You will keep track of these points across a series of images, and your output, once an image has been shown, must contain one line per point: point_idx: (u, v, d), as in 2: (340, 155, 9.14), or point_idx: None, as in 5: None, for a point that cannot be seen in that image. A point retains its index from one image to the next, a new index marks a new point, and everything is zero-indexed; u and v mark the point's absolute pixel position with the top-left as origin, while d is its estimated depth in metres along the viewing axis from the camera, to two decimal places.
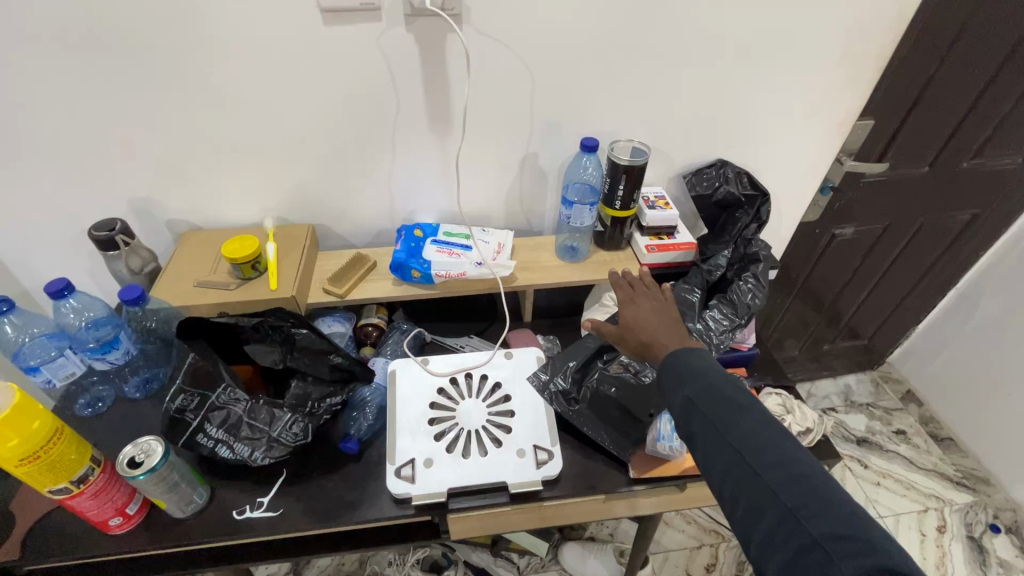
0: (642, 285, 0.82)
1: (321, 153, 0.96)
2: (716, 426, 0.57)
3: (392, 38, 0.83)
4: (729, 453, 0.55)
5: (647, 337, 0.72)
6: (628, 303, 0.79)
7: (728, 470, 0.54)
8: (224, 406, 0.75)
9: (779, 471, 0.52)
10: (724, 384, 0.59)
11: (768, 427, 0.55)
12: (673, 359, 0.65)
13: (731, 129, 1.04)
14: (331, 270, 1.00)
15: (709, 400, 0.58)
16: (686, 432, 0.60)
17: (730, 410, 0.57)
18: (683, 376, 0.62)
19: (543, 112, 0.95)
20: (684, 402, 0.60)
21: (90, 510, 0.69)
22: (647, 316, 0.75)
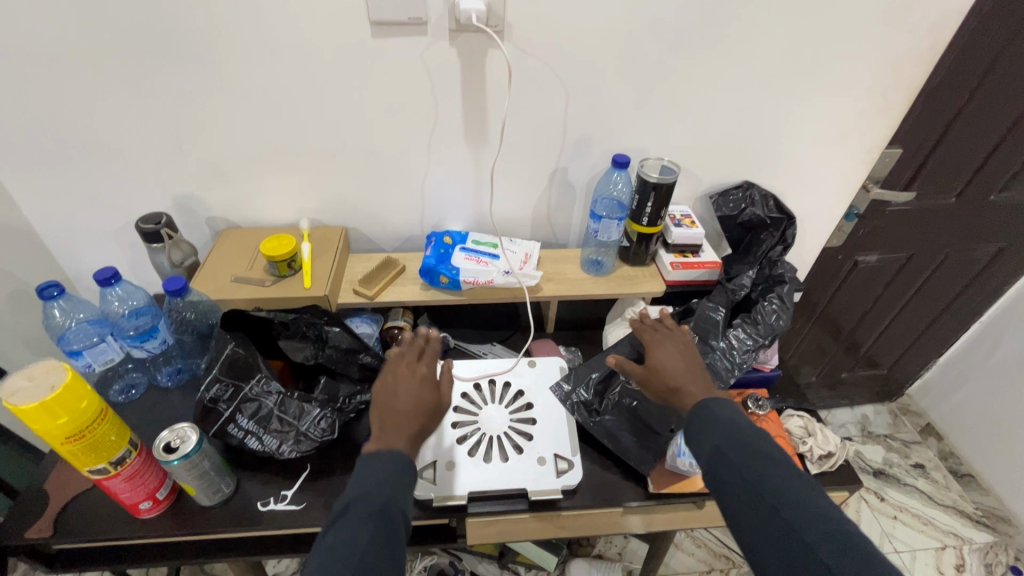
0: (664, 329, 0.84)
1: (359, 159, 0.99)
2: (749, 477, 0.57)
3: (436, 52, 0.86)
4: (763, 505, 0.55)
5: (674, 382, 0.73)
6: (655, 346, 0.80)
7: (759, 523, 0.55)
8: (257, 398, 0.77)
9: (814, 527, 0.52)
10: (756, 438, 0.60)
11: (800, 482, 0.56)
12: (703, 408, 0.66)
13: (759, 152, 1.06)
14: (360, 273, 1.02)
15: (740, 451, 0.60)
16: (714, 482, 0.60)
17: (762, 463, 0.58)
18: (711, 425, 0.64)
19: (576, 128, 0.98)
20: (714, 452, 0.61)
21: (123, 492, 0.71)
22: (676, 362, 0.76)
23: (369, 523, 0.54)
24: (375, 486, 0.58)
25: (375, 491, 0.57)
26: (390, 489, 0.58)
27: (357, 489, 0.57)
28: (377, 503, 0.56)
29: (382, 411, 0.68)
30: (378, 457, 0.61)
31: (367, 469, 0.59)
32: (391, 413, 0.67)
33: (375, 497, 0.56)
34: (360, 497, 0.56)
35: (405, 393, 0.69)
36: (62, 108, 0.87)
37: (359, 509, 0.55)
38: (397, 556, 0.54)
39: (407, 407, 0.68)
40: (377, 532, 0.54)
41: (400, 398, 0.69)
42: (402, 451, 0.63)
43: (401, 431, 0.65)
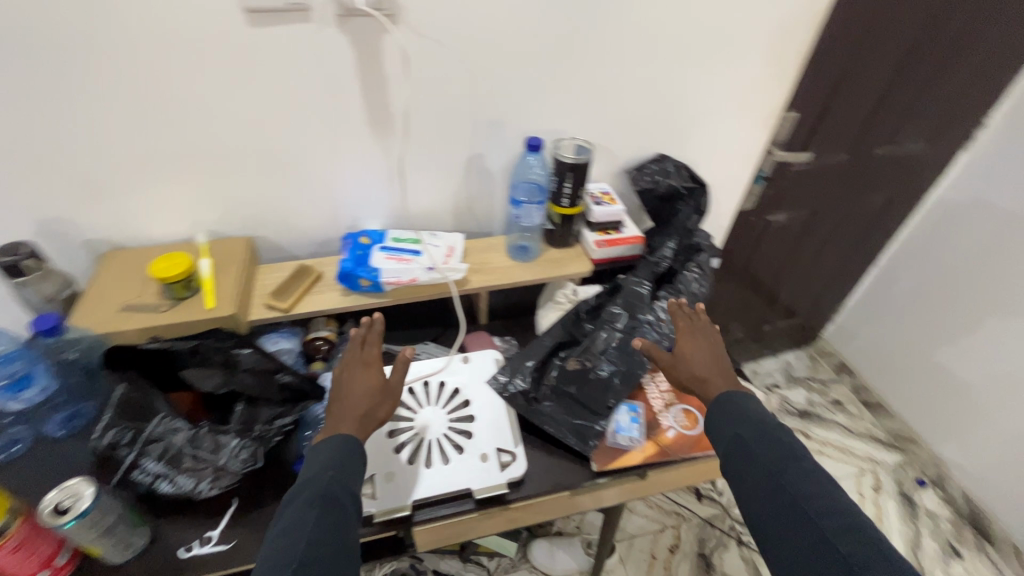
0: (698, 317, 0.86)
1: (257, 162, 0.91)
2: (768, 469, 0.61)
3: (325, 40, 0.79)
4: (782, 495, 0.59)
5: (703, 372, 0.77)
6: (687, 335, 0.83)
7: (775, 508, 0.58)
8: (162, 437, 0.70)
9: (832, 518, 0.55)
10: (780, 434, 0.65)
11: (819, 476, 0.59)
12: (730, 399, 0.71)
13: (668, 124, 1.07)
14: (272, 284, 0.95)
15: (761, 443, 0.64)
16: (734, 469, 0.65)
17: (784, 455, 0.62)
18: (733, 416, 0.69)
19: (487, 113, 0.95)
20: (734, 441, 0.66)
21: (10, 568, 0.62)
22: (705, 355, 0.80)
23: (315, 508, 0.56)
24: (318, 474, 0.60)
25: (316, 481, 0.59)
26: (331, 476, 0.60)
27: (299, 483, 0.59)
28: (321, 490, 0.58)
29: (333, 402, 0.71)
30: (320, 444, 0.65)
31: (314, 458, 0.63)
32: (338, 400, 0.71)
33: (316, 485, 0.59)
34: (300, 490, 0.58)
35: (351, 383, 0.72)
36: None
37: (301, 499, 0.57)
38: (350, 532, 0.56)
39: (355, 395, 0.71)
40: (323, 513, 0.56)
41: (349, 385, 0.73)
42: (344, 433, 0.67)
43: (346, 415, 0.69)
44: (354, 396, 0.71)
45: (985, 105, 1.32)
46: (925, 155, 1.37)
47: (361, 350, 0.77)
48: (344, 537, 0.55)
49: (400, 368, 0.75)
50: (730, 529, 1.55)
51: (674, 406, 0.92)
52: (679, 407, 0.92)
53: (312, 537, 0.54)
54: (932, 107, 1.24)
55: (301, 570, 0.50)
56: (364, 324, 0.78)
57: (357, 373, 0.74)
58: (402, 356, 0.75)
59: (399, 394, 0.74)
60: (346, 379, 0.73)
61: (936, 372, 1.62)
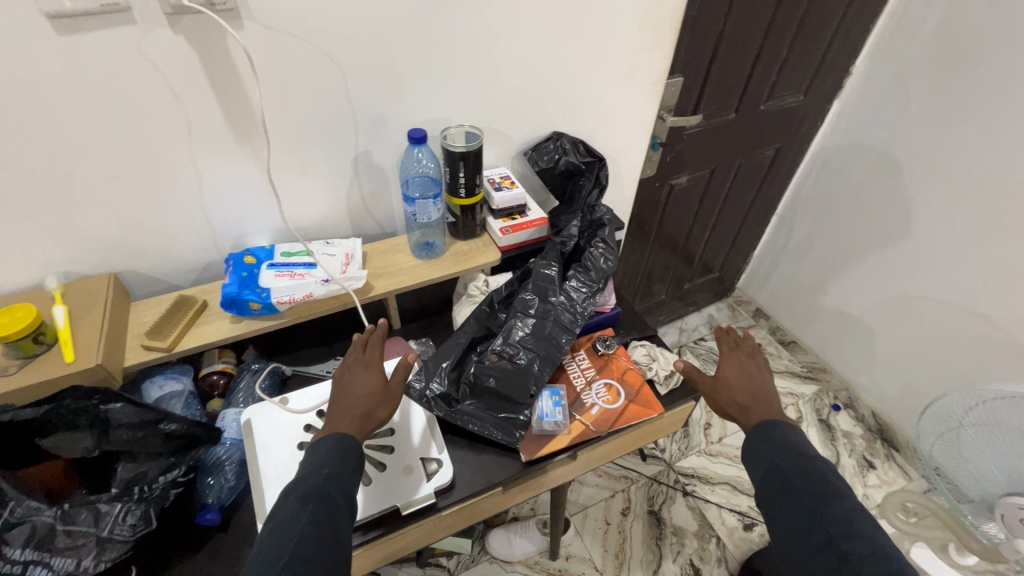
0: (746, 345, 0.89)
1: (105, 189, 0.80)
2: (809, 506, 0.65)
3: (156, 44, 0.70)
4: (821, 532, 0.62)
5: (743, 400, 0.82)
6: (729, 361, 0.88)
7: (810, 538, 0.62)
8: (25, 520, 0.61)
9: (871, 562, 0.57)
10: (821, 469, 0.68)
11: (862, 518, 0.62)
12: (772, 427, 0.76)
13: (558, 101, 1.06)
14: (149, 322, 0.85)
15: (802, 479, 0.68)
16: (773, 497, 0.69)
17: (827, 492, 0.65)
18: (775, 446, 0.74)
19: (365, 107, 0.89)
20: (774, 471, 0.71)
21: None
22: (746, 382, 0.84)
23: (307, 505, 0.57)
24: (311, 473, 0.61)
25: (312, 479, 0.60)
26: (326, 474, 0.62)
27: (297, 480, 0.61)
28: (312, 488, 0.59)
29: (334, 401, 0.72)
30: (319, 441, 0.66)
31: (315, 452, 0.64)
32: (337, 401, 0.72)
33: (311, 484, 0.60)
34: (294, 487, 0.59)
35: (352, 385, 0.73)
36: None
37: (297, 496, 0.58)
38: (339, 532, 0.57)
39: (356, 396, 0.72)
40: (317, 514, 0.57)
41: (350, 386, 0.73)
42: (341, 433, 0.67)
43: (345, 414, 0.70)
44: (356, 396, 0.72)
45: (848, 55, 1.42)
46: (803, 106, 1.46)
47: (363, 353, 0.77)
48: (335, 537, 0.56)
49: (403, 371, 0.75)
50: (675, 483, 1.62)
51: (596, 383, 0.93)
52: (601, 383, 0.93)
53: (304, 535, 0.54)
54: (802, 60, 1.31)
55: (290, 567, 0.51)
56: (368, 328, 0.78)
57: (359, 375, 0.74)
58: (406, 358, 0.77)
59: (399, 395, 0.75)
60: (348, 380, 0.73)
61: (837, 305, 1.75)
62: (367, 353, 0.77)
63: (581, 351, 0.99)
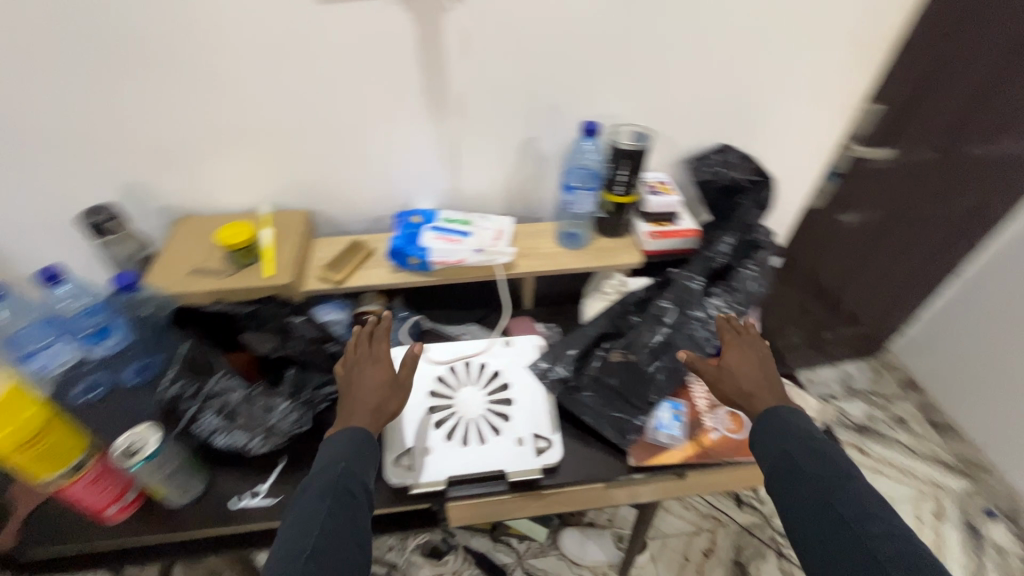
0: (746, 330, 0.84)
1: (318, 137, 0.94)
2: (820, 489, 0.60)
3: (386, 17, 0.80)
4: (832, 514, 0.57)
5: (749, 386, 0.76)
6: (734, 346, 0.82)
7: (821, 519, 0.57)
8: (221, 394, 0.76)
9: (886, 545, 0.53)
10: (830, 453, 0.63)
11: (874, 499, 0.57)
12: (780, 414, 0.70)
13: (735, 113, 1.02)
14: (327, 257, 0.98)
15: (810, 461, 0.63)
16: (780, 480, 0.63)
17: (836, 474, 0.60)
18: (783, 430, 0.68)
19: (545, 95, 0.93)
20: (782, 455, 0.65)
21: (87, 497, 0.69)
22: (753, 368, 0.79)
23: (326, 498, 0.58)
24: (329, 464, 0.62)
25: (330, 471, 0.61)
26: (342, 466, 0.62)
27: (314, 473, 0.62)
28: (333, 480, 0.60)
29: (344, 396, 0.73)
30: (333, 437, 0.67)
31: (331, 449, 0.65)
32: (348, 395, 0.73)
33: (329, 476, 0.61)
34: (312, 481, 0.60)
35: (362, 378, 0.74)
36: None
37: (316, 488, 0.59)
38: (360, 523, 0.58)
39: (364, 391, 0.73)
40: (336, 508, 0.58)
41: (358, 381, 0.74)
42: (357, 426, 0.69)
43: (358, 410, 0.71)
44: (366, 388, 0.74)
45: None
46: None
47: (368, 346, 0.78)
48: (354, 530, 0.57)
49: (411, 364, 0.77)
50: (769, 540, 1.49)
51: (720, 408, 0.89)
52: (725, 410, 0.89)
53: (325, 527, 0.56)
54: None
55: (313, 560, 0.52)
56: (372, 319, 0.80)
57: (368, 368, 0.76)
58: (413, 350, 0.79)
59: (407, 387, 0.77)
60: (357, 374, 0.75)
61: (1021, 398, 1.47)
62: (375, 344, 0.79)
63: None
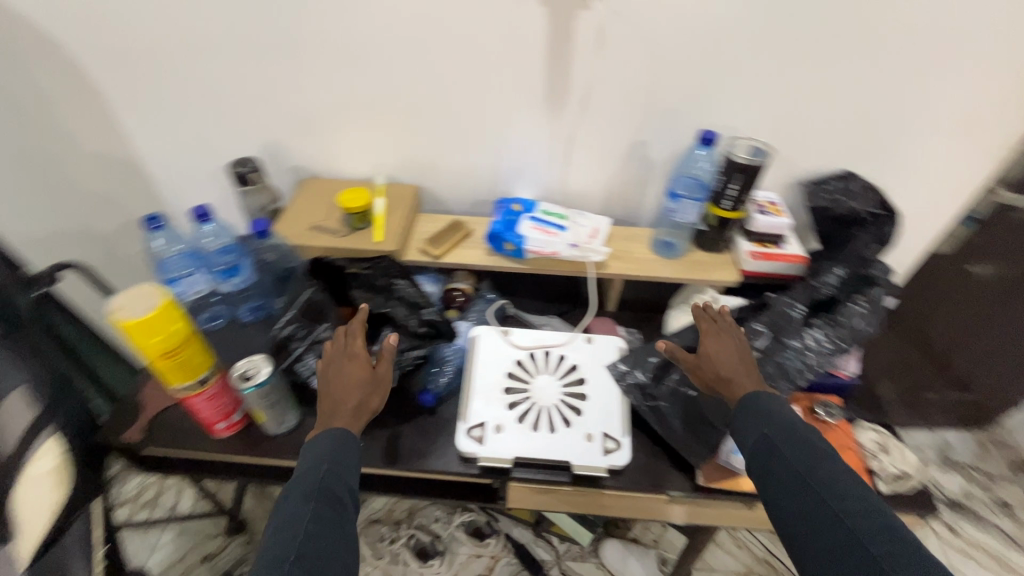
0: (722, 316, 0.80)
1: (439, 119, 0.99)
2: (799, 469, 0.57)
3: (524, 11, 0.83)
4: (811, 492, 0.55)
5: (727, 372, 0.73)
6: (712, 334, 0.78)
7: (801, 500, 0.55)
8: (326, 340, 0.83)
9: (865, 519, 0.51)
10: (807, 432, 0.60)
11: (851, 477, 0.55)
12: (756, 401, 0.66)
13: (865, 140, 0.96)
14: (428, 232, 1.04)
15: (788, 441, 0.60)
16: (761, 466, 0.61)
17: (813, 453, 0.58)
18: (759, 415, 0.65)
19: (664, 100, 0.93)
20: (761, 440, 0.62)
21: (203, 410, 0.78)
22: (731, 354, 0.75)
23: (309, 502, 0.56)
24: (311, 469, 0.61)
25: (312, 476, 0.60)
26: (326, 469, 0.61)
27: (295, 480, 0.60)
28: (314, 485, 0.59)
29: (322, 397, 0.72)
30: (312, 441, 0.66)
31: (312, 451, 0.64)
32: (326, 393, 0.72)
33: (311, 480, 0.59)
34: (294, 486, 0.58)
35: (337, 378, 0.73)
36: (171, 53, 0.92)
37: (298, 494, 0.57)
38: (346, 525, 0.57)
39: (339, 390, 0.71)
40: (320, 511, 0.56)
41: (335, 380, 0.73)
42: (335, 428, 0.67)
43: (335, 410, 0.70)
44: (342, 387, 0.72)
45: None
46: None
47: (343, 341, 0.76)
48: (341, 533, 0.56)
49: (387, 357, 0.75)
50: None
51: None
52: None
53: (309, 531, 0.54)
54: None
55: (298, 565, 0.50)
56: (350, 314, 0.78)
57: (344, 366, 0.74)
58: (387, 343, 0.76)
59: (387, 380, 0.76)
60: (332, 374, 0.73)
61: None
62: (355, 340, 0.76)
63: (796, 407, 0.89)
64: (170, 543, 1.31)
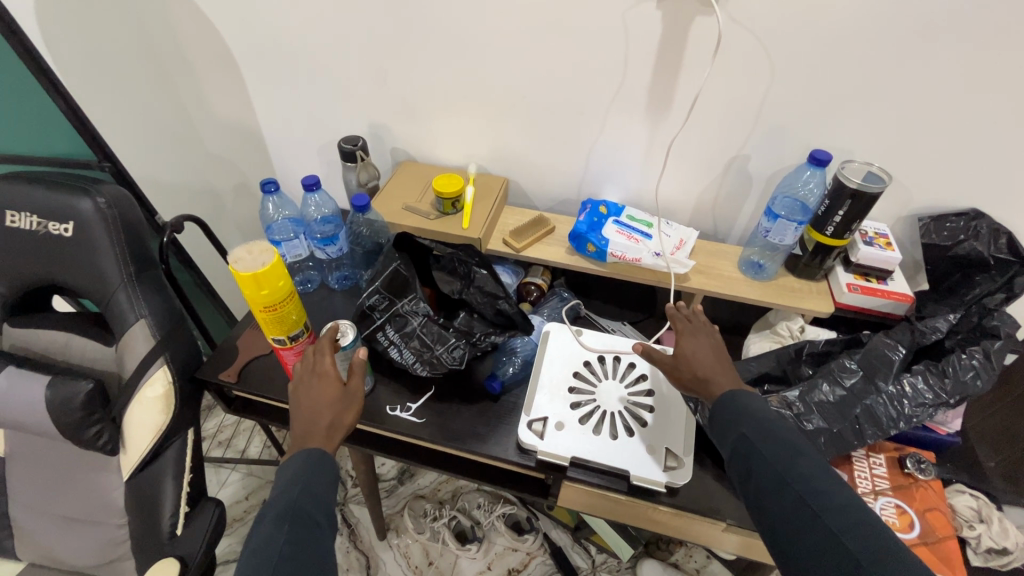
0: (696, 316, 0.77)
1: (537, 114, 1.00)
2: (776, 468, 0.55)
3: (639, 14, 0.82)
4: (788, 491, 0.53)
5: (704, 372, 0.70)
6: (686, 334, 0.74)
7: (778, 501, 0.53)
8: (406, 315, 0.85)
9: (842, 516, 0.49)
10: (783, 429, 0.59)
11: (826, 473, 0.54)
12: (732, 400, 0.64)
13: (1005, 177, 0.86)
14: (512, 225, 1.06)
15: (766, 439, 0.58)
16: (741, 468, 0.59)
17: (786, 452, 0.56)
18: (737, 413, 0.63)
19: (774, 115, 0.88)
20: (739, 439, 0.60)
21: (291, 363, 0.84)
22: (708, 354, 0.72)
23: (283, 525, 0.58)
24: (283, 491, 0.62)
25: (286, 496, 0.61)
26: (300, 489, 0.62)
27: (270, 501, 0.61)
28: (286, 507, 0.60)
29: (296, 416, 0.71)
30: (286, 462, 0.66)
31: (284, 478, 0.63)
32: (300, 413, 0.71)
33: (285, 501, 0.60)
34: (268, 509, 0.60)
35: (309, 398, 0.71)
36: (302, 33, 1.00)
37: (271, 518, 0.59)
38: (320, 541, 0.59)
39: (312, 410, 0.71)
40: (294, 532, 0.58)
41: (307, 400, 0.71)
42: (310, 448, 0.67)
43: (308, 431, 0.69)
44: (313, 409, 0.71)
45: None
46: None
47: (313, 359, 0.74)
48: (318, 551, 0.58)
49: (359, 373, 0.74)
50: None
51: (884, 498, 0.79)
52: (890, 502, 0.79)
53: (283, 554, 0.55)
54: None
55: None
56: (321, 331, 0.75)
57: (315, 384, 0.73)
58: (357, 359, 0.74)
59: (359, 395, 0.74)
60: (304, 395, 0.72)
61: None
62: (326, 358, 0.74)
63: (880, 455, 0.83)
64: (237, 482, 1.43)
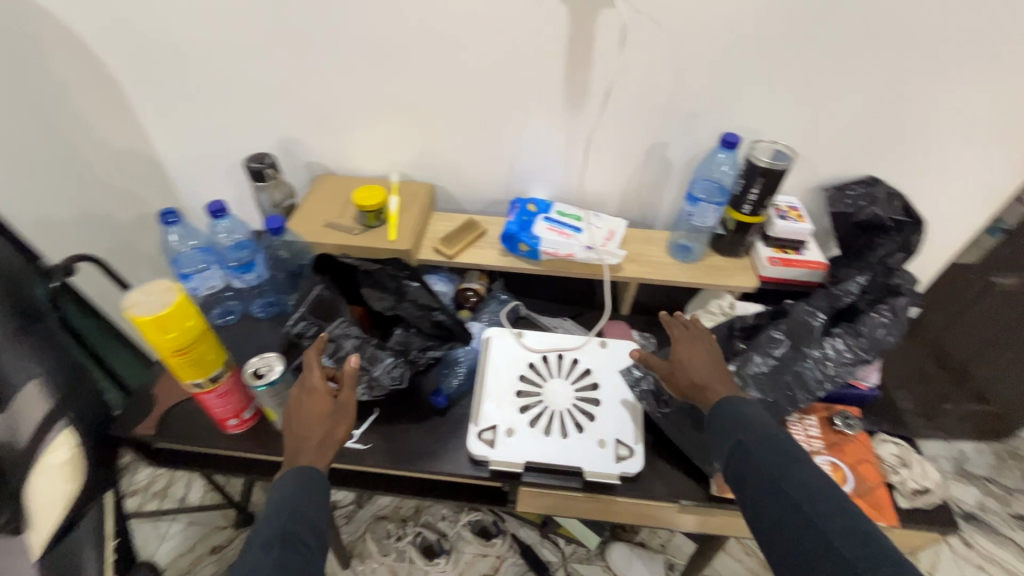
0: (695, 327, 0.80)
1: (456, 116, 0.98)
2: (773, 475, 0.57)
3: (545, 10, 0.82)
4: (784, 500, 0.54)
5: (701, 380, 0.73)
6: (684, 342, 0.78)
7: (774, 508, 0.54)
8: (337, 339, 0.81)
9: (836, 523, 0.51)
10: (780, 436, 0.60)
11: (821, 479, 0.55)
12: (729, 407, 0.66)
13: (892, 144, 0.94)
14: (442, 231, 1.03)
15: (764, 446, 0.60)
16: (738, 475, 0.60)
17: (784, 458, 0.57)
18: (735, 420, 0.65)
19: (686, 101, 0.91)
20: (736, 446, 0.62)
21: (215, 407, 0.78)
22: (707, 361, 0.75)
23: (273, 548, 0.52)
24: (274, 514, 0.57)
25: (275, 521, 0.55)
26: (289, 513, 0.57)
27: (257, 527, 0.55)
28: (276, 531, 0.54)
29: (286, 435, 0.69)
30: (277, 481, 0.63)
31: (275, 495, 0.60)
32: (290, 432, 0.68)
33: (280, 522, 0.55)
34: (257, 531, 0.54)
35: (299, 413, 0.69)
36: (191, 46, 0.92)
37: (260, 541, 0.53)
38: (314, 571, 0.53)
39: (302, 426, 0.68)
40: (286, 557, 0.52)
41: (297, 417, 0.69)
42: (300, 466, 0.64)
43: (299, 448, 0.67)
44: (303, 425, 0.68)
45: None
46: None
47: (301, 376, 0.72)
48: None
49: (349, 384, 0.71)
50: None
51: (820, 456, 0.84)
52: (825, 459, 0.84)
53: None
54: None
55: None
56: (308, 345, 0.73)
57: (305, 400, 0.70)
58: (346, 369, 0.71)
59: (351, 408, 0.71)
60: (295, 412, 0.70)
61: None
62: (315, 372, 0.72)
63: (813, 417, 0.89)
64: (179, 534, 1.32)
